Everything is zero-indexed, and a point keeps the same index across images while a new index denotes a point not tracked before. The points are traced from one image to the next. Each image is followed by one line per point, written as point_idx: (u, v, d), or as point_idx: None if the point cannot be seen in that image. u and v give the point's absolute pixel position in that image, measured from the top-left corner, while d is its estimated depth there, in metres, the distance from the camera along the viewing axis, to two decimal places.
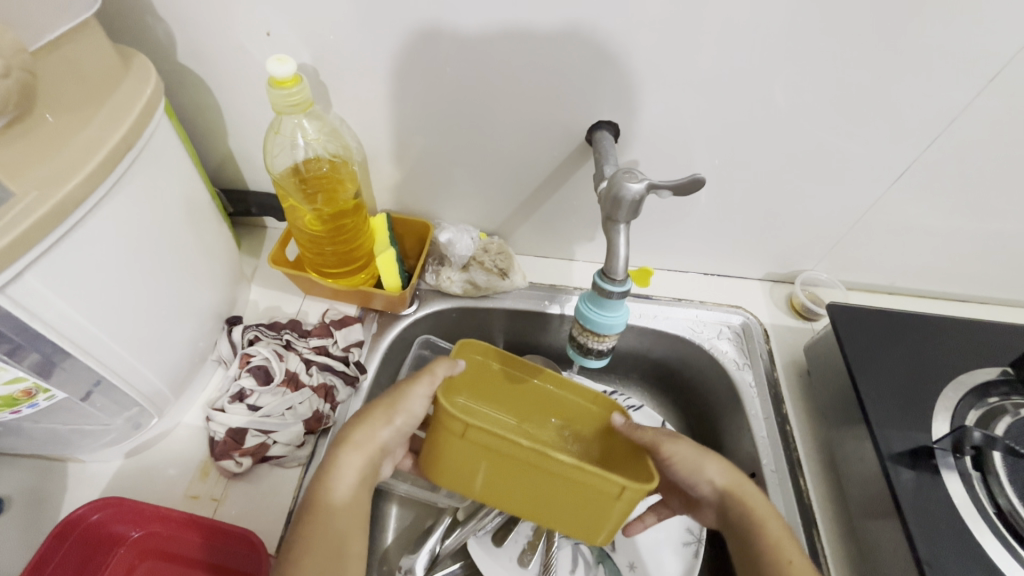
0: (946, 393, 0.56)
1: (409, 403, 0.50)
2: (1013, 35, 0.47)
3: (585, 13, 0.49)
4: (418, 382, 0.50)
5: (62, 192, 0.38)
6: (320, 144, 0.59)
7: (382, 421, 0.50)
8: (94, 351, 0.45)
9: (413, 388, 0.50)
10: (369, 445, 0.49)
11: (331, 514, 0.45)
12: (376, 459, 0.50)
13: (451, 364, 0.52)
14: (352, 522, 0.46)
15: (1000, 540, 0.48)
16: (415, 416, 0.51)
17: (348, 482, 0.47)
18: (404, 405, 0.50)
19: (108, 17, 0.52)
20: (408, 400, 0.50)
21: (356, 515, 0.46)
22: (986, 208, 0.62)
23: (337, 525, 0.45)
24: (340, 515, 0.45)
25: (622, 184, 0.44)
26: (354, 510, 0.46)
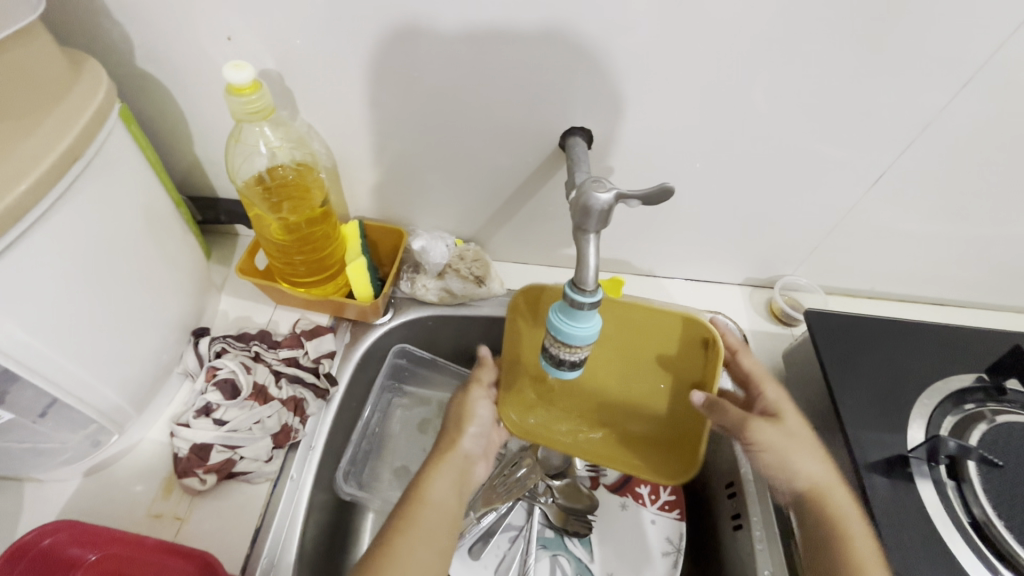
0: (921, 400, 0.56)
1: (478, 407, 0.61)
2: (981, 41, 0.47)
3: (554, 17, 0.48)
4: (475, 393, 0.61)
5: (1, 205, 0.36)
6: (284, 152, 0.58)
7: (471, 426, 0.60)
8: (43, 370, 0.43)
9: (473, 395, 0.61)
10: (456, 453, 0.58)
11: (428, 506, 0.53)
12: (460, 466, 0.58)
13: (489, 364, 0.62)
14: (442, 523, 0.53)
15: (974, 551, 0.47)
16: (484, 419, 0.61)
17: (440, 487, 0.55)
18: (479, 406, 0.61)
19: (61, 20, 0.51)
20: (476, 407, 0.61)
21: (447, 515, 0.54)
22: (961, 213, 0.62)
23: (424, 523, 0.52)
24: (434, 510, 0.53)
25: (590, 194, 0.43)
26: (446, 511, 0.54)
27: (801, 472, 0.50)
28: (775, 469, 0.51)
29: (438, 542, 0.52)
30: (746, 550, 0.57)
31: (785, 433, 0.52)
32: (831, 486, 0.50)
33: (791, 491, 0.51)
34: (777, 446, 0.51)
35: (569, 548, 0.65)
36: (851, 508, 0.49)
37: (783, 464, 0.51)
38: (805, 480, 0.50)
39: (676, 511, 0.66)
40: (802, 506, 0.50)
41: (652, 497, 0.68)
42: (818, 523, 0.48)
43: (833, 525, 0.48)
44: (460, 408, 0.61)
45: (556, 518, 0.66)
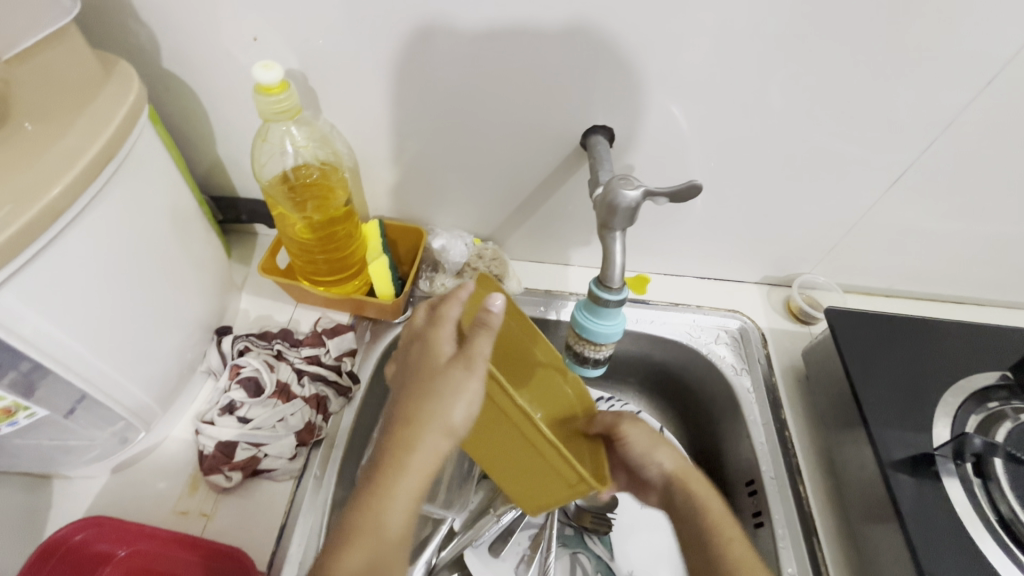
0: (945, 398, 0.56)
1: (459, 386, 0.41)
2: (1008, 38, 0.47)
3: (578, 15, 0.48)
4: (457, 366, 0.42)
5: (39, 204, 0.37)
6: (308, 151, 0.59)
7: (442, 436, 0.41)
8: (75, 367, 0.44)
9: (454, 371, 0.42)
10: (408, 460, 0.41)
11: (377, 538, 0.39)
12: (437, 453, 0.41)
13: (488, 328, 0.43)
14: (402, 548, 0.41)
15: (1002, 549, 0.47)
16: (480, 367, 0.42)
17: (399, 511, 0.41)
18: (467, 390, 0.41)
19: (89, 21, 0.51)
20: (456, 393, 0.41)
21: (404, 540, 0.41)
22: (983, 211, 0.62)
23: (377, 550, 0.39)
24: (386, 542, 0.40)
25: (617, 191, 0.43)
26: (402, 533, 0.41)
27: (656, 463, 0.54)
28: (677, 480, 0.53)
29: (400, 544, 0.40)
30: (768, 548, 0.57)
31: (648, 430, 0.54)
32: (690, 475, 0.53)
33: (659, 474, 0.53)
34: (645, 443, 0.54)
35: (589, 546, 0.65)
36: (725, 513, 0.50)
37: (639, 458, 0.54)
38: (671, 467, 0.53)
39: None
40: (671, 494, 0.53)
41: None
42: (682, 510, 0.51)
43: (708, 520, 0.49)
44: (439, 383, 0.42)
45: (576, 516, 0.67)
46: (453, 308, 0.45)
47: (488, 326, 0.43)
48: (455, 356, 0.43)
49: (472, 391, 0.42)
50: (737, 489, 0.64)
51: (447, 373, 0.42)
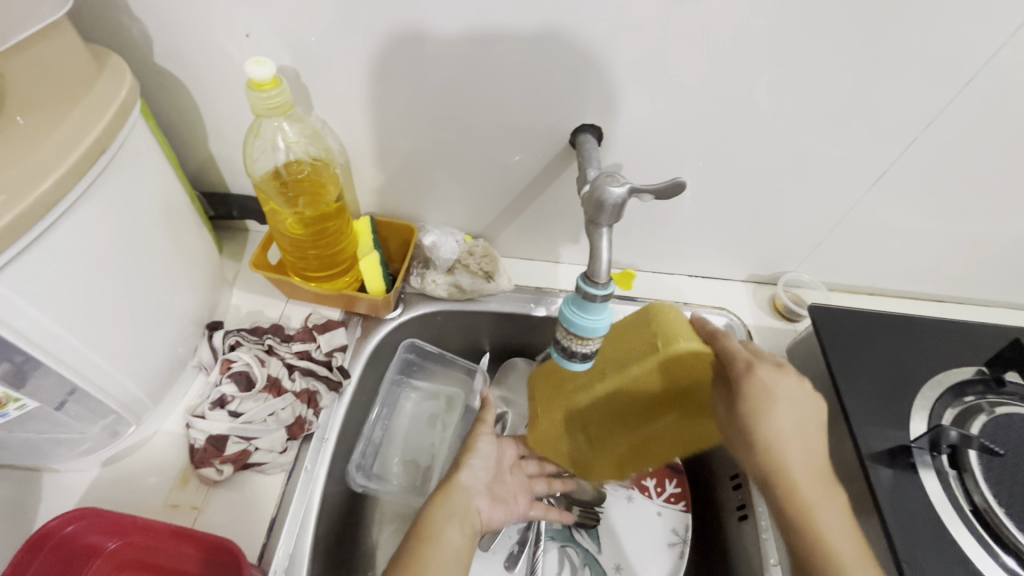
0: (923, 392, 0.57)
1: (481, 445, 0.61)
2: (982, 43, 0.48)
3: (568, 15, 0.49)
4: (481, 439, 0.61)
5: (34, 194, 0.37)
6: (300, 147, 0.58)
7: (462, 467, 0.59)
8: (66, 358, 0.44)
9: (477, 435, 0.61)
10: (453, 487, 0.56)
11: (438, 544, 0.50)
12: (468, 502, 0.56)
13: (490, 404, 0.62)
14: (457, 557, 0.50)
15: (975, 537, 0.49)
16: (486, 455, 0.61)
17: (444, 525, 0.52)
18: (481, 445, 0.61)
19: (81, 16, 0.51)
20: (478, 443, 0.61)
21: (457, 555, 0.51)
22: (961, 211, 0.63)
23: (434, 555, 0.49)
24: (445, 549, 0.50)
25: (604, 188, 0.43)
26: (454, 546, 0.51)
27: (779, 420, 0.49)
28: (761, 447, 0.49)
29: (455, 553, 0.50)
30: (753, 540, 0.59)
31: (785, 389, 0.50)
32: (808, 439, 0.49)
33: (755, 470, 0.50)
34: (780, 426, 0.49)
35: (578, 540, 0.67)
36: (834, 532, 0.46)
37: (771, 395, 0.49)
38: (772, 425, 0.49)
39: (682, 503, 0.68)
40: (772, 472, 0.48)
41: (658, 489, 0.69)
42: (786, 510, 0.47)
43: (813, 536, 0.46)
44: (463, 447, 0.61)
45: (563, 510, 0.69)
46: (489, 414, 0.62)
47: (489, 400, 0.63)
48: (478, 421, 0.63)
49: (485, 446, 0.61)
50: (724, 484, 0.66)
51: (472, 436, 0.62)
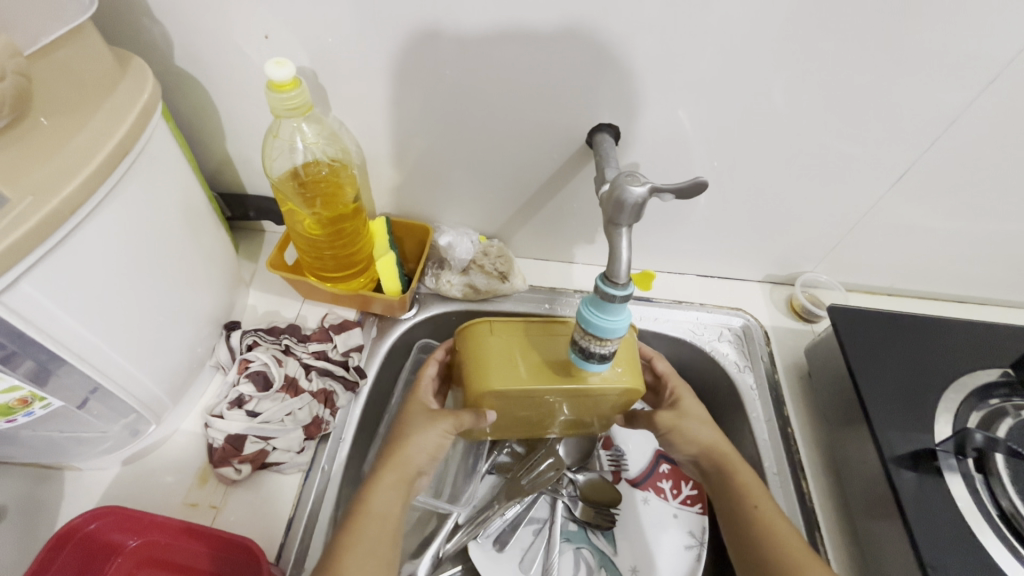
0: (947, 395, 0.56)
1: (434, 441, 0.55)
2: (1009, 40, 0.48)
3: (587, 14, 0.49)
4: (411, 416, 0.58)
5: (59, 197, 0.38)
6: (319, 147, 0.59)
7: (418, 450, 0.55)
8: (90, 358, 0.44)
9: (434, 427, 0.55)
10: (402, 467, 0.53)
11: (371, 519, 0.50)
12: (413, 478, 0.54)
13: (477, 420, 0.55)
14: (384, 536, 0.49)
15: (1003, 542, 0.48)
16: (444, 446, 0.56)
17: (384, 498, 0.51)
18: (433, 438, 0.55)
19: (102, 19, 0.52)
20: (432, 433, 0.55)
21: (393, 532, 0.50)
22: (985, 210, 0.62)
23: (367, 531, 0.49)
24: (376, 523, 0.50)
25: (624, 188, 0.43)
26: (389, 518, 0.51)
27: (696, 442, 0.58)
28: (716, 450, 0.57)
29: (387, 541, 0.50)
30: None
31: (699, 417, 0.59)
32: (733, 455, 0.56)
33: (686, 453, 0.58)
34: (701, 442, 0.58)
35: (592, 541, 0.66)
36: (756, 483, 0.54)
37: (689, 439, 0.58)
38: (699, 443, 0.57)
39: (698, 505, 0.67)
40: (703, 465, 0.58)
41: (674, 491, 0.69)
42: (717, 474, 0.56)
43: (739, 484, 0.54)
44: (416, 437, 0.55)
45: (579, 511, 0.67)
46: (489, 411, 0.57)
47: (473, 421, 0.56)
48: (448, 412, 0.56)
49: (439, 439, 0.56)
50: None
51: (432, 425, 0.56)
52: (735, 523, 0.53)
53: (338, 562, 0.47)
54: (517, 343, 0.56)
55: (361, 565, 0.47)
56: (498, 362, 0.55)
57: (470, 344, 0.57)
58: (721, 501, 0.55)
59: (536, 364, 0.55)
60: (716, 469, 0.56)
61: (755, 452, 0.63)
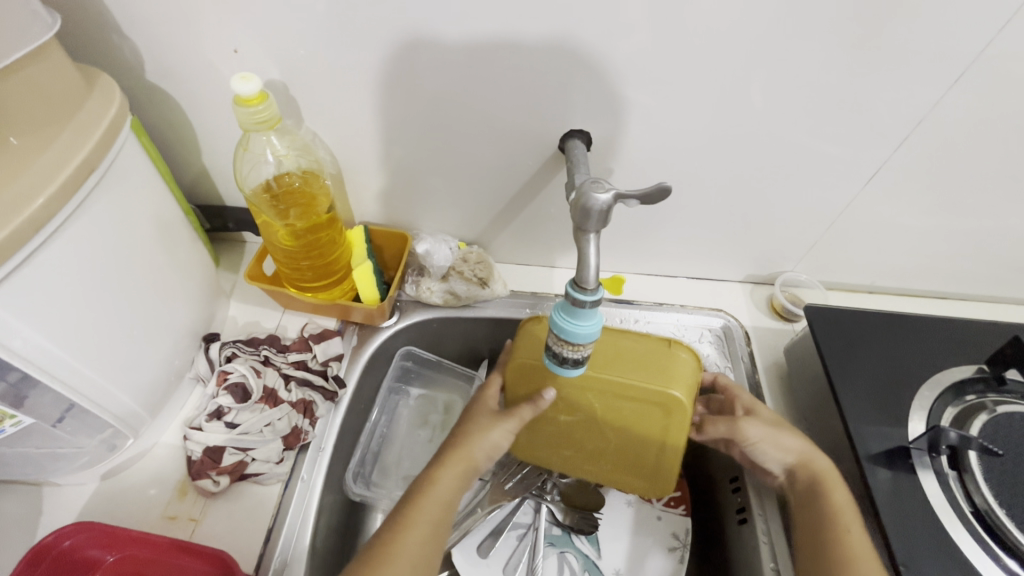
0: (922, 392, 0.56)
1: (491, 440, 0.54)
2: (970, 38, 0.48)
3: (552, 21, 0.49)
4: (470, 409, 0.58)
5: (23, 215, 0.38)
6: (291, 160, 0.59)
7: (483, 441, 0.54)
8: (61, 374, 0.44)
9: (498, 424, 0.54)
10: (467, 460, 0.53)
11: (433, 504, 0.51)
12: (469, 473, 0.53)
13: (536, 409, 0.53)
14: (439, 522, 0.51)
15: (976, 538, 0.48)
16: (500, 450, 0.55)
17: (447, 484, 0.52)
18: (495, 432, 0.54)
19: (72, 36, 0.52)
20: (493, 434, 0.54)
21: (448, 514, 0.52)
22: (957, 207, 0.63)
23: (426, 512, 0.51)
24: (437, 506, 0.51)
25: (588, 195, 0.43)
26: (448, 508, 0.52)
27: (788, 451, 0.54)
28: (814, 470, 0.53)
29: (438, 528, 0.51)
30: (752, 543, 0.58)
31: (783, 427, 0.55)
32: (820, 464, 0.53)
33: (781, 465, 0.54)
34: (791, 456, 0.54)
35: (576, 545, 0.66)
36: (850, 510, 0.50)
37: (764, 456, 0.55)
38: (795, 456, 0.54)
39: (682, 507, 0.67)
40: (795, 482, 0.54)
41: None
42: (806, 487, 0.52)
43: (832, 508, 0.50)
44: (477, 429, 0.55)
45: (562, 515, 0.67)
46: (523, 412, 0.54)
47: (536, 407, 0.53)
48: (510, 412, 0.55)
49: (498, 440, 0.54)
50: (724, 488, 0.65)
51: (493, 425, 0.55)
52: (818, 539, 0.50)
53: (394, 539, 0.48)
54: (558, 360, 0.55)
55: (411, 547, 0.48)
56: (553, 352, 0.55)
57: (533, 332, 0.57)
58: (803, 517, 0.52)
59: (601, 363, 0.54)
60: (806, 481, 0.53)
61: None
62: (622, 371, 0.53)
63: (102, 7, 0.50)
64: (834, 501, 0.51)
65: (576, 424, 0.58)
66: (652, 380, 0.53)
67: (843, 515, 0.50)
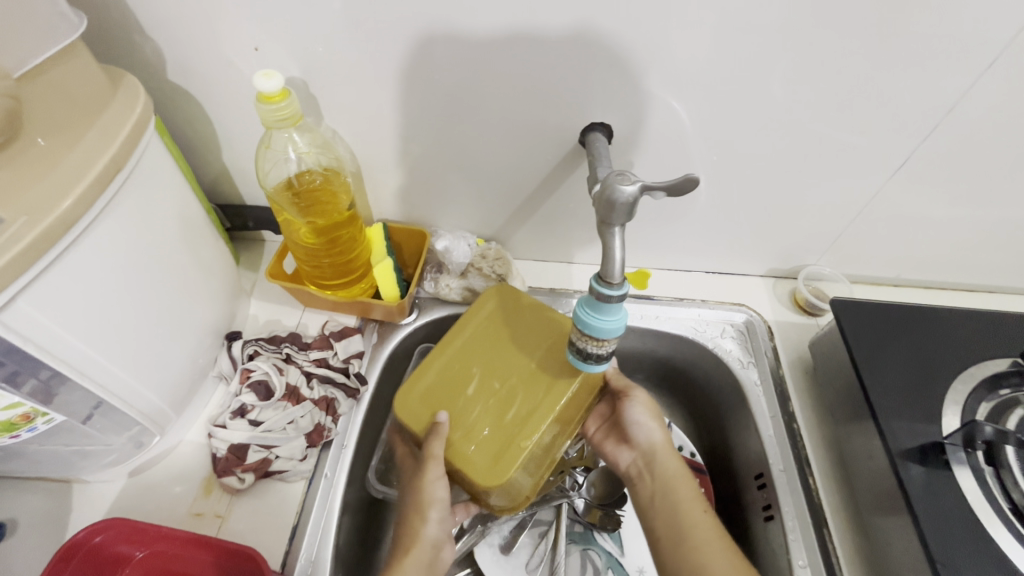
0: (954, 386, 0.55)
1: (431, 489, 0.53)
2: (1006, 22, 0.47)
3: (574, 11, 0.48)
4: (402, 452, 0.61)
5: (53, 215, 0.38)
6: (311, 158, 0.59)
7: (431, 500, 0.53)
8: (90, 372, 0.45)
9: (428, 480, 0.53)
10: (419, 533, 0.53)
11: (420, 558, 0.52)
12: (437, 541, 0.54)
13: (440, 435, 0.54)
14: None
15: (1015, 536, 0.47)
16: (443, 500, 0.54)
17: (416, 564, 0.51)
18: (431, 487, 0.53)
19: (95, 38, 0.53)
20: (428, 489, 0.53)
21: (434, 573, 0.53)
22: (989, 197, 0.61)
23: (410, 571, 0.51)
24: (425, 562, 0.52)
25: (614, 187, 0.43)
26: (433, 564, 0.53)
27: (642, 439, 0.59)
28: (670, 474, 0.57)
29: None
30: (778, 542, 0.57)
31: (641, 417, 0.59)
32: (663, 458, 0.58)
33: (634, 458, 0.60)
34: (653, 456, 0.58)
35: (600, 543, 0.66)
36: (695, 497, 0.55)
37: (638, 421, 0.59)
38: (650, 444, 0.59)
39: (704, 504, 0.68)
40: (650, 469, 0.58)
41: None
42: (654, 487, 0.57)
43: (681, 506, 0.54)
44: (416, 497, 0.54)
45: (587, 513, 0.67)
46: (438, 448, 0.54)
47: (440, 433, 0.54)
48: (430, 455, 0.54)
49: (437, 489, 0.53)
50: (748, 484, 0.64)
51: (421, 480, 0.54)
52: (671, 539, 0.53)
53: None
54: (432, 378, 0.59)
55: None
56: (440, 391, 0.58)
57: (405, 403, 0.58)
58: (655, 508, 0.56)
59: (456, 364, 0.60)
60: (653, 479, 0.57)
61: (760, 448, 0.62)
62: (468, 341, 0.62)
63: (126, 8, 0.50)
64: (682, 501, 0.54)
65: (498, 413, 0.56)
66: (489, 325, 0.63)
67: (690, 512, 0.53)
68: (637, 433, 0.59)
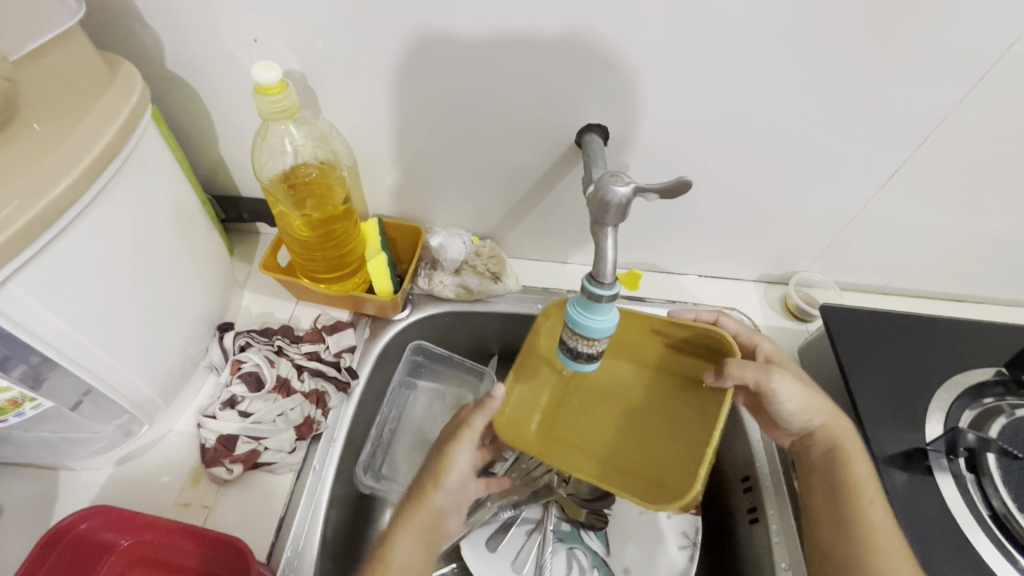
0: (940, 394, 0.56)
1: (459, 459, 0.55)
2: (997, 35, 0.47)
3: (576, 12, 0.49)
4: (462, 440, 0.55)
5: (47, 199, 0.38)
6: (308, 150, 0.59)
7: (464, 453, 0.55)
8: (79, 358, 0.44)
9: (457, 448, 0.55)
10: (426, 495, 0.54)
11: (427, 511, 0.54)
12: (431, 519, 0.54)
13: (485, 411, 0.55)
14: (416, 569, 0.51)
15: (993, 542, 0.47)
16: (460, 471, 0.55)
17: (406, 555, 0.51)
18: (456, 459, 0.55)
19: (96, 25, 0.53)
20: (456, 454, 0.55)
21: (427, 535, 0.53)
22: (977, 207, 0.62)
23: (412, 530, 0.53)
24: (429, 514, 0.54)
25: (608, 188, 0.43)
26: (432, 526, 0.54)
27: (802, 420, 0.54)
28: (832, 455, 0.52)
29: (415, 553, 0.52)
30: (762, 544, 0.58)
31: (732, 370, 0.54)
32: (841, 430, 0.53)
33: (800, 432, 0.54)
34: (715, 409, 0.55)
35: (586, 541, 0.66)
36: (869, 479, 0.50)
37: (789, 415, 0.53)
38: (820, 423, 0.53)
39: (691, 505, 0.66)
40: (815, 447, 0.53)
41: None
42: (828, 458, 0.52)
43: (851, 482, 0.50)
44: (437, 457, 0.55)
45: (570, 510, 0.68)
46: (479, 420, 0.55)
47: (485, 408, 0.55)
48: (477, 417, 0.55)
49: (461, 459, 0.55)
50: (734, 487, 0.65)
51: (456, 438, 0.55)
52: (833, 514, 0.50)
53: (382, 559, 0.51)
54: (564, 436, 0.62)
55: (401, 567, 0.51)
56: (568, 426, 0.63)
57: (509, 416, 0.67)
58: (819, 482, 0.52)
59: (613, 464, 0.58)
60: (824, 454, 0.52)
61: (747, 451, 0.63)
62: (654, 455, 0.59)
63: None
64: (856, 474, 0.50)
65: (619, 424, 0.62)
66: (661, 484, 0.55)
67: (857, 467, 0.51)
68: (790, 412, 0.53)
